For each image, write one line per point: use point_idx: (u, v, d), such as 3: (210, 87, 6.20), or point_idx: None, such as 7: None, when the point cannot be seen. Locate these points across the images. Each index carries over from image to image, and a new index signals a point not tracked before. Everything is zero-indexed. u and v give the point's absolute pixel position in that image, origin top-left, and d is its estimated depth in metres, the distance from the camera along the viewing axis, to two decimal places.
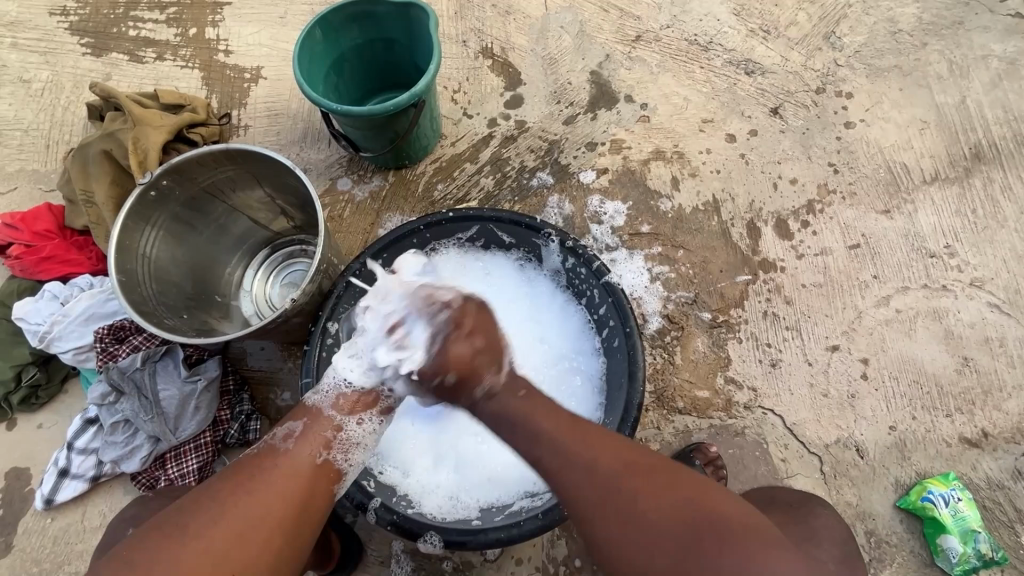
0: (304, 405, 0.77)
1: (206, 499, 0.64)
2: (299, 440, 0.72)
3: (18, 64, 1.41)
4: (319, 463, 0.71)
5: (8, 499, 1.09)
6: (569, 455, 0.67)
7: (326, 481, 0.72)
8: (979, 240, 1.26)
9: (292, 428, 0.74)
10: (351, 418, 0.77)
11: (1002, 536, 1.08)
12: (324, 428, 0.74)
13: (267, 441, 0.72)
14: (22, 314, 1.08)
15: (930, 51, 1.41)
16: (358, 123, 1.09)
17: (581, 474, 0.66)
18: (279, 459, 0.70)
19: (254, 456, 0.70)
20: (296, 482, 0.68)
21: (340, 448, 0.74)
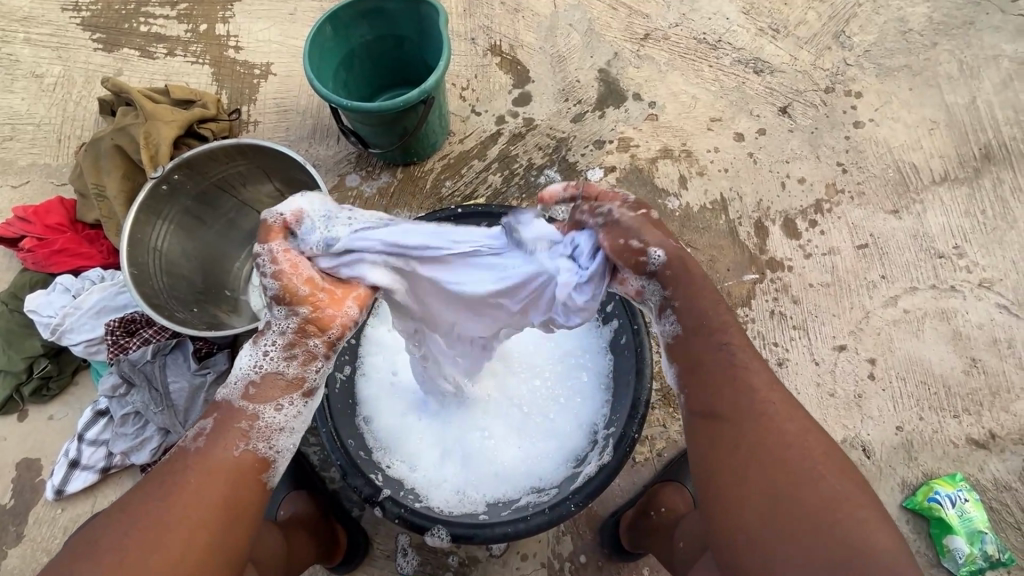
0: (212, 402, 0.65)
1: (113, 518, 0.57)
2: (210, 437, 0.62)
3: (31, 59, 1.43)
4: (239, 456, 0.61)
5: (19, 489, 1.11)
6: (733, 374, 0.64)
7: (252, 476, 0.62)
8: (989, 241, 1.26)
9: (203, 426, 0.63)
10: (268, 405, 0.65)
11: (1009, 538, 1.08)
12: (238, 420, 0.63)
13: (177, 444, 0.62)
14: (34, 306, 1.10)
15: (940, 51, 1.40)
16: (368, 119, 1.09)
17: (739, 393, 0.62)
18: (189, 458, 0.60)
19: (165, 460, 0.61)
20: (213, 479, 0.59)
21: (260, 435, 0.63)
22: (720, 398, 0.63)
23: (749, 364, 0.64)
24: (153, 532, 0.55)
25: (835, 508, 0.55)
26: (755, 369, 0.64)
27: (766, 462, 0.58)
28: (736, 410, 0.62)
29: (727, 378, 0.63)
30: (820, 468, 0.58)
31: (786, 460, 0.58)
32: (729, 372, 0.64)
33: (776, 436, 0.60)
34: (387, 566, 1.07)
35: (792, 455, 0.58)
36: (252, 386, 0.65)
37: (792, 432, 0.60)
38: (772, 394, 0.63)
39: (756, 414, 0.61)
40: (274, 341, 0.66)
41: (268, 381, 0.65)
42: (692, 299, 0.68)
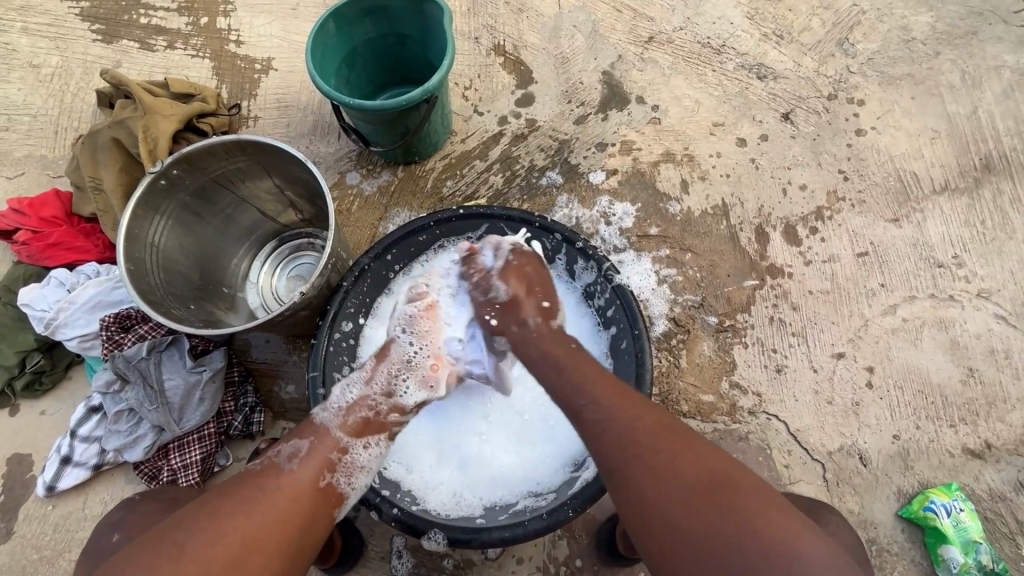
0: (311, 422, 0.79)
1: (200, 517, 0.62)
2: (304, 461, 0.72)
3: (28, 49, 1.41)
4: (322, 486, 0.71)
5: (9, 485, 1.09)
6: (593, 404, 0.72)
7: (328, 506, 0.71)
8: (988, 251, 1.26)
9: (297, 447, 0.74)
10: (358, 442, 0.78)
11: (1003, 548, 1.08)
12: (329, 450, 0.74)
13: (271, 459, 0.72)
14: (27, 300, 1.08)
15: (943, 61, 1.40)
16: (368, 118, 1.09)
17: (605, 419, 0.70)
18: (283, 478, 0.69)
19: (256, 473, 0.69)
20: (298, 501, 0.68)
21: (344, 469, 0.75)
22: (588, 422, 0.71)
23: (601, 390, 0.73)
24: (245, 534, 0.61)
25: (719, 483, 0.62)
26: (604, 397, 0.72)
27: (656, 470, 0.64)
28: (604, 431, 0.69)
29: (594, 413, 0.71)
30: (691, 453, 0.65)
31: (669, 460, 0.65)
32: (595, 409, 0.71)
33: (652, 441, 0.66)
34: (382, 568, 1.06)
35: (670, 452, 0.65)
36: (350, 416, 0.80)
37: (660, 427, 0.68)
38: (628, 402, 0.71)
39: (626, 436, 0.67)
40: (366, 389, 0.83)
41: (362, 416, 0.80)
42: (546, 346, 0.83)
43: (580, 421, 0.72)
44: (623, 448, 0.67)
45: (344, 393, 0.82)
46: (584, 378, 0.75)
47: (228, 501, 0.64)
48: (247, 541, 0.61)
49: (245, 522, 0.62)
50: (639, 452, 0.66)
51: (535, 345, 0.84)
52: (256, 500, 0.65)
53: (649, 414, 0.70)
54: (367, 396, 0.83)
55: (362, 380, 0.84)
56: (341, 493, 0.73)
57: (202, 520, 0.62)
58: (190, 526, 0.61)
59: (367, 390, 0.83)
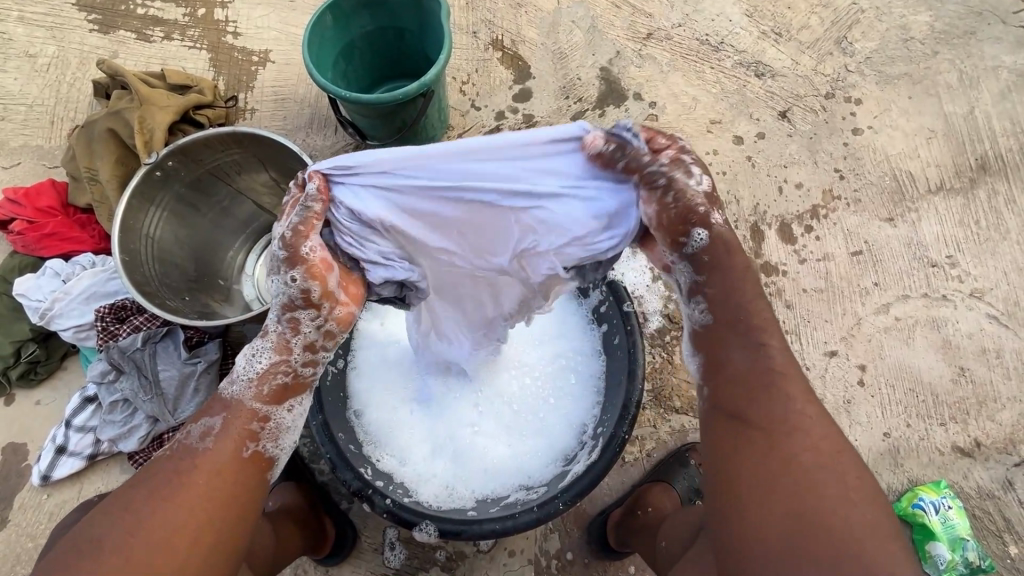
0: (220, 398, 0.66)
1: (114, 516, 0.59)
2: (219, 437, 0.64)
3: (24, 38, 1.40)
4: (245, 455, 0.64)
5: (4, 475, 1.10)
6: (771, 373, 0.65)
7: (255, 472, 0.65)
8: (982, 251, 1.27)
9: (211, 423, 0.65)
10: (279, 407, 0.67)
11: (990, 545, 1.10)
12: (247, 420, 0.65)
13: (181, 441, 0.64)
14: (23, 290, 1.08)
15: (941, 61, 1.40)
16: (365, 111, 1.08)
17: (771, 398, 0.64)
18: (198, 461, 0.62)
19: (167, 459, 0.62)
20: (216, 480, 0.62)
21: (269, 436, 0.66)
22: (742, 378, 0.66)
23: (786, 378, 0.65)
24: (159, 531, 0.58)
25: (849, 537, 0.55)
26: (783, 379, 0.65)
27: (778, 479, 0.59)
28: (757, 404, 0.64)
29: (757, 378, 0.65)
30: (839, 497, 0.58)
31: (809, 484, 0.58)
32: (757, 367, 0.65)
33: (802, 459, 0.60)
34: (375, 559, 1.07)
35: (811, 480, 0.59)
36: (263, 386, 0.66)
37: (819, 454, 0.60)
38: (801, 409, 0.63)
39: (775, 428, 0.62)
40: (262, 363, 0.66)
41: (280, 383, 0.67)
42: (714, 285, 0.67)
43: (731, 380, 0.67)
44: (759, 435, 0.62)
45: (250, 364, 0.66)
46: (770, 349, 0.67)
47: (143, 494, 0.60)
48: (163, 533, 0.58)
49: (156, 522, 0.58)
50: (775, 453, 0.61)
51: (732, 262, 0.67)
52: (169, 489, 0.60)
53: (824, 441, 0.61)
54: (278, 361, 0.67)
55: (267, 346, 0.67)
56: (269, 459, 0.66)
57: (117, 517, 0.58)
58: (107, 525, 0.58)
59: (279, 356, 0.67)
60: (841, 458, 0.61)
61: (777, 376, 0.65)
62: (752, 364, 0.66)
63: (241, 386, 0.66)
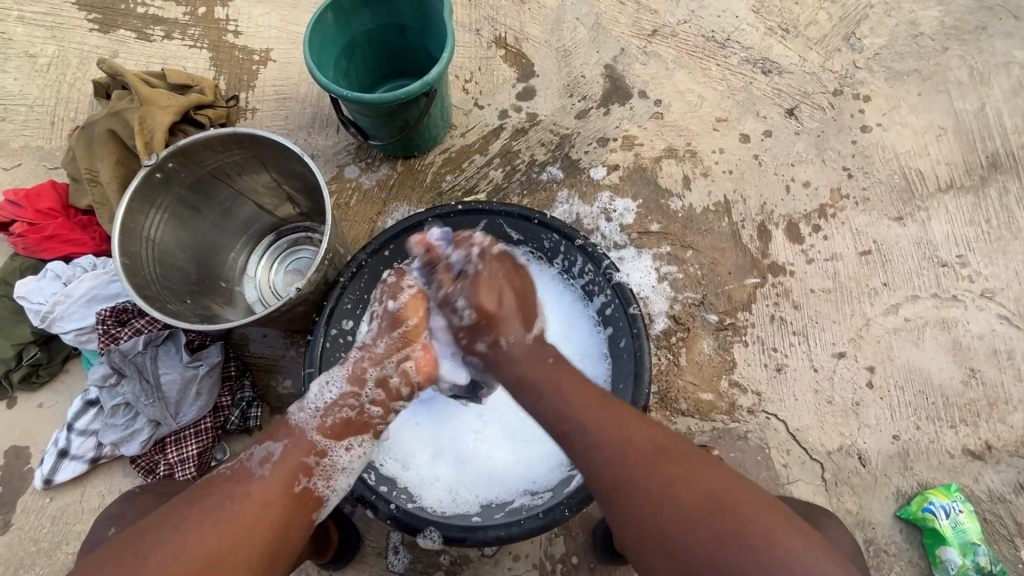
0: (286, 423, 0.75)
1: (166, 529, 0.62)
2: (276, 466, 0.69)
3: (24, 38, 1.39)
4: (297, 491, 0.69)
5: (7, 478, 1.09)
6: (586, 431, 0.69)
7: (302, 511, 0.70)
8: (992, 251, 1.25)
9: (271, 449, 0.71)
10: (337, 444, 0.75)
11: (1001, 549, 1.08)
12: (304, 455, 0.72)
13: (242, 462, 0.70)
14: (23, 293, 1.08)
15: (951, 56, 1.38)
16: (367, 110, 1.07)
17: (597, 446, 0.68)
18: (252, 488, 0.67)
19: (226, 479, 0.67)
20: (270, 510, 0.66)
21: (321, 474, 0.72)
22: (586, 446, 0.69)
23: (601, 418, 0.70)
24: (208, 554, 0.60)
25: (709, 512, 0.61)
26: (595, 413, 0.71)
27: (654, 513, 0.63)
28: (602, 469, 0.67)
29: (586, 442, 0.69)
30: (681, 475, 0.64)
31: (663, 493, 0.63)
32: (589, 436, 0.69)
33: (643, 467, 0.65)
34: (379, 563, 1.06)
35: (662, 488, 0.64)
36: (328, 417, 0.76)
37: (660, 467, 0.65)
38: (616, 421, 0.70)
39: (627, 473, 0.65)
40: (336, 392, 0.77)
41: (342, 418, 0.76)
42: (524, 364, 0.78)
43: (574, 454, 0.70)
44: (616, 483, 0.66)
45: (322, 393, 0.77)
46: (568, 397, 0.73)
47: (196, 512, 0.63)
48: (211, 557, 0.60)
49: (207, 542, 0.61)
50: (631, 492, 0.65)
51: (512, 365, 0.78)
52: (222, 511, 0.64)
53: (641, 439, 0.68)
54: (347, 396, 0.78)
55: (342, 379, 0.79)
56: (318, 498, 0.72)
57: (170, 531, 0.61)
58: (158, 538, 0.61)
59: (350, 390, 0.78)
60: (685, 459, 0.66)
61: (592, 426, 0.69)
62: (576, 429, 0.70)
63: (311, 408, 0.76)
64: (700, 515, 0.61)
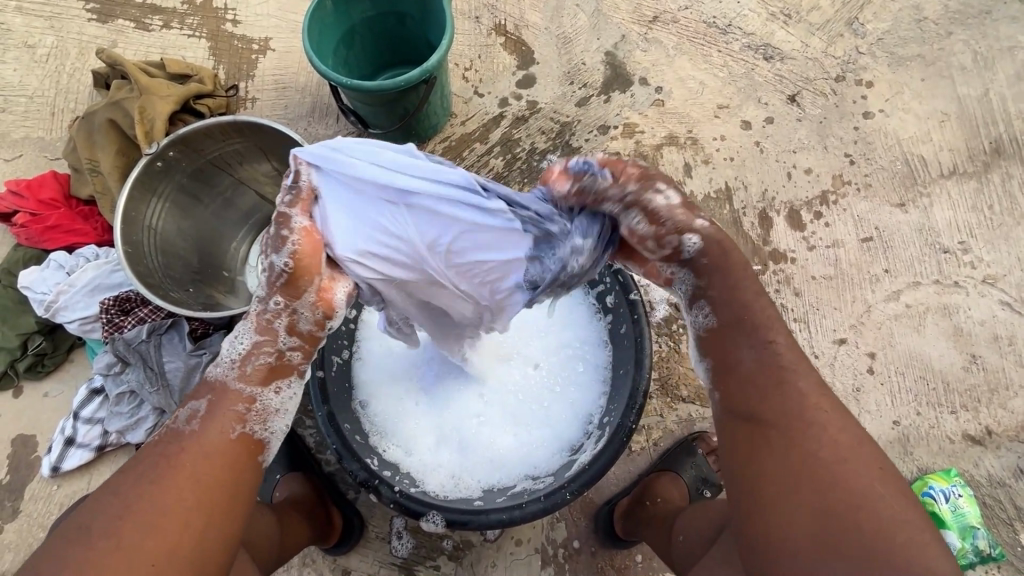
0: (204, 380, 0.66)
1: (102, 501, 0.59)
2: (204, 420, 0.63)
3: (23, 29, 1.39)
4: (233, 438, 0.64)
5: (14, 466, 1.10)
6: (784, 374, 0.64)
7: (248, 455, 0.65)
8: (994, 237, 1.25)
9: (195, 407, 0.65)
10: (266, 389, 0.67)
11: (1000, 533, 1.09)
12: (233, 403, 0.65)
13: (169, 426, 0.64)
14: (28, 283, 1.09)
15: (955, 41, 1.37)
16: (367, 99, 1.07)
17: (779, 383, 0.64)
18: (184, 442, 0.62)
19: (156, 443, 0.63)
20: (209, 462, 0.62)
21: (257, 418, 0.66)
22: (761, 373, 0.65)
23: (797, 371, 0.64)
24: (148, 515, 0.57)
25: (852, 505, 0.56)
26: (796, 369, 0.64)
27: (800, 477, 0.59)
28: (766, 405, 0.63)
29: (768, 378, 0.64)
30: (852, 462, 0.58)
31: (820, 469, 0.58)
32: (762, 369, 0.65)
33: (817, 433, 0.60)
34: (382, 548, 1.07)
35: (824, 459, 0.59)
36: (248, 365, 0.66)
37: (830, 444, 0.60)
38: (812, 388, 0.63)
39: (793, 421, 0.61)
40: (246, 341, 0.66)
41: (264, 364, 0.66)
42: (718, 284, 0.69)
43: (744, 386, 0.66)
44: (781, 427, 0.62)
45: (233, 345, 0.67)
46: (762, 341, 0.66)
47: (128, 479, 0.60)
48: (150, 517, 0.57)
49: (146, 502, 0.58)
50: (784, 443, 0.61)
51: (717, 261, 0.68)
52: (157, 471, 0.60)
53: (827, 407, 0.62)
54: (262, 344, 0.67)
55: (252, 328, 0.67)
56: (259, 442, 0.66)
57: (105, 503, 0.58)
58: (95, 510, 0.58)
59: (263, 339, 0.66)
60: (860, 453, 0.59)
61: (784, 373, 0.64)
62: (756, 356, 0.66)
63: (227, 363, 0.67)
64: (844, 498, 0.56)
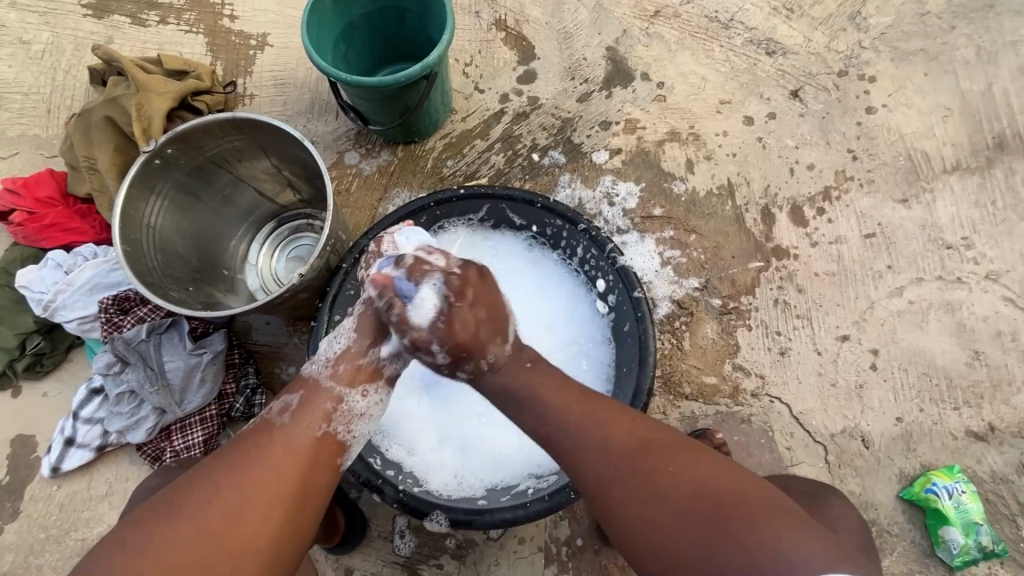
0: (302, 376, 0.76)
1: (194, 485, 0.62)
2: (296, 415, 0.70)
3: (17, 25, 1.37)
4: (320, 436, 0.69)
5: (14, 466, 1.10)
6: (575, 431, 0.69)
7: (329, 455, 0.70)
8: (998, 233, 1.24)
9: (288, 401, 0.72)
10: (353, 390, 0.76)
11: (1003, 529, 1.09)
12: (323, 401, 0.72)
13: (264, 416, 0.70)
14: (25, 282, 1.08)
15: (958, 35, 1.36)
16: (367, 95, 1.06)
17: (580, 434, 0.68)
18: (277, 434, 0.67)
19: (251, 431, 0.68)
20: (297, 457, 0.66)
21: (342, 418, 0.73)
22: (569, 438, 0.69)
23: (585, 423, 0.69)
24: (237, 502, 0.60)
25: (688, 509, 0.61)
26: (580, 420, 0.69)
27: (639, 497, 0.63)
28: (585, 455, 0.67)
29: (569, 430, 0.69)
30: (675, 464, 0.64)
31: (662, 483, 0.63)
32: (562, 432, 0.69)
33: (633, 463, 0.65)
34: (384, 547, 1.07)
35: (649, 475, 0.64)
36: (339, 365, 0.77)
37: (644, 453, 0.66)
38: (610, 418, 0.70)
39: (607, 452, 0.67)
40: (342, 342, 0.79)
41: (349, 366, 0.76)
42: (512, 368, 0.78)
43: (563, 453, 0.69)
44: (599, 467, 0.66)
45: (331, 345, 0.79)
46: (558, 406, 0.71)
47: (221, 465, 0.63)
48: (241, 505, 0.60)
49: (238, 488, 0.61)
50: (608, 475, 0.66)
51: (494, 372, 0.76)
52: (249, 460, 0.64)
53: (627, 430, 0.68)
54: (352, 346, 0.78)
55: (348, 331, 0.80)
56: (341, 443, 0.72)
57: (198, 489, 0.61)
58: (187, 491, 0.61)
59: (354, 339, 0.79)
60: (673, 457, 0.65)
61: (581, 430, 0.69)
62: (554, 422, 0.70)
63: (320, 359, 0.78)
64: (677, 506, 0.61)
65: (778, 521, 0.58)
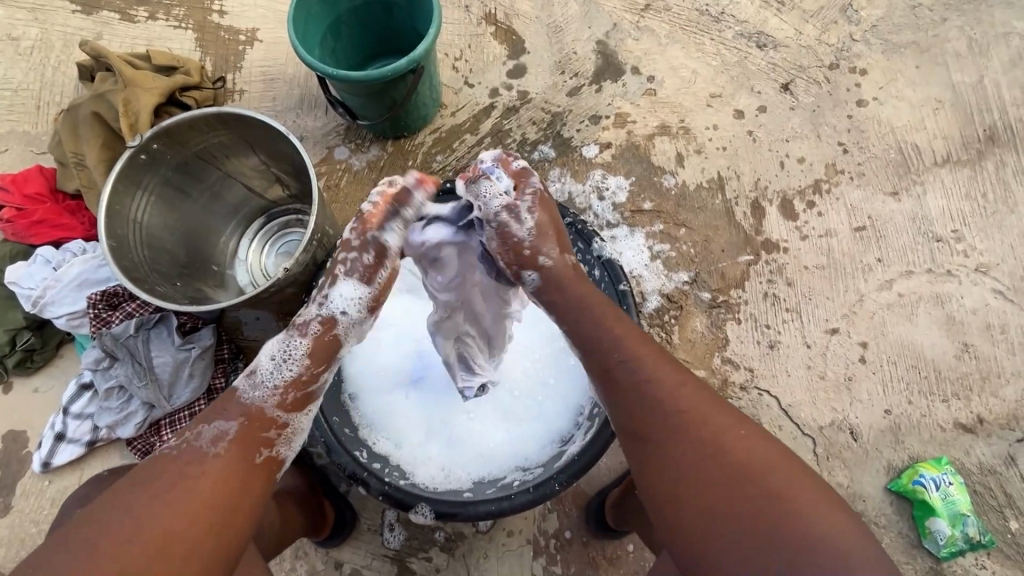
0: (236, 395, 0.70)
1: (122, 505, 0.59)
2: (232, 444, 0.66)
3: (6, 21, 1.37)
4: (257, 463, 0.67)
5: (5, 461, 1.10)
6: (634, 374, 0.69)
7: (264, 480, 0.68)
8: (988, 225, 1.24)
9: (221, 427, 0.67)
10: (298, 412, 0.73)
11: (990, 520, 1.09)
12: (261, 428, 0.69)
13: (191, 441, 0.65)
14: (14, 278, 1.07)
15: (950, 28, 1.35)
16: (354, 89, 1.06)
17: (645, 385, 0.68)
18: (207, 464, 0.63)
19: (181, 459, 0.63)
20: (229, 485, 0.64)
21: (284, 440, 0.71)
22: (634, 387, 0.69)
23: (658, 373, 0.69)
24: (161, 529, 0.58)
25: (740, 479, 0.61)
26: (650, 378, 0.69)
27: (692, 464, 0.63)
28: (645, 408, 0.67)
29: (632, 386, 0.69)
30: (731, 436, 0.64)
31: (709, 454, 0.63)
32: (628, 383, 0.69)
33: (688, 427, 0.65)
34: (374, 540, 1.07)
35: (705, 441, 0.64)
36: (285, 390, 0.72)
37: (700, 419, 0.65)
38: (674, 374, 0.69)
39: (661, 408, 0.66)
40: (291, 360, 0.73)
41: (297, 389, 0.72)
42: (579, 290, 0.76)
43: (619, 401, 0.70)
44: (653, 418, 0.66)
45: (275, 366, 0.72)
46: (628, 342, 0.72)
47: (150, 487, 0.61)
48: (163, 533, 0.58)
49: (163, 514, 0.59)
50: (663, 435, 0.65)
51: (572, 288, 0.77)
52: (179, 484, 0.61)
53: (691, 394, 0.67)
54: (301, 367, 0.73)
55: (296, 349, 0.73)
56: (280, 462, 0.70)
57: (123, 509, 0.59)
58: (113, 512, 0.59)
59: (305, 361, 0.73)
60: (733, 427, 0.65)
61: (654, 382, 0.68)
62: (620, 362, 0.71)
63: (262, 379, 0.71)
64: (731, 475, 0.61)
65: (826, 511, 0.59)
